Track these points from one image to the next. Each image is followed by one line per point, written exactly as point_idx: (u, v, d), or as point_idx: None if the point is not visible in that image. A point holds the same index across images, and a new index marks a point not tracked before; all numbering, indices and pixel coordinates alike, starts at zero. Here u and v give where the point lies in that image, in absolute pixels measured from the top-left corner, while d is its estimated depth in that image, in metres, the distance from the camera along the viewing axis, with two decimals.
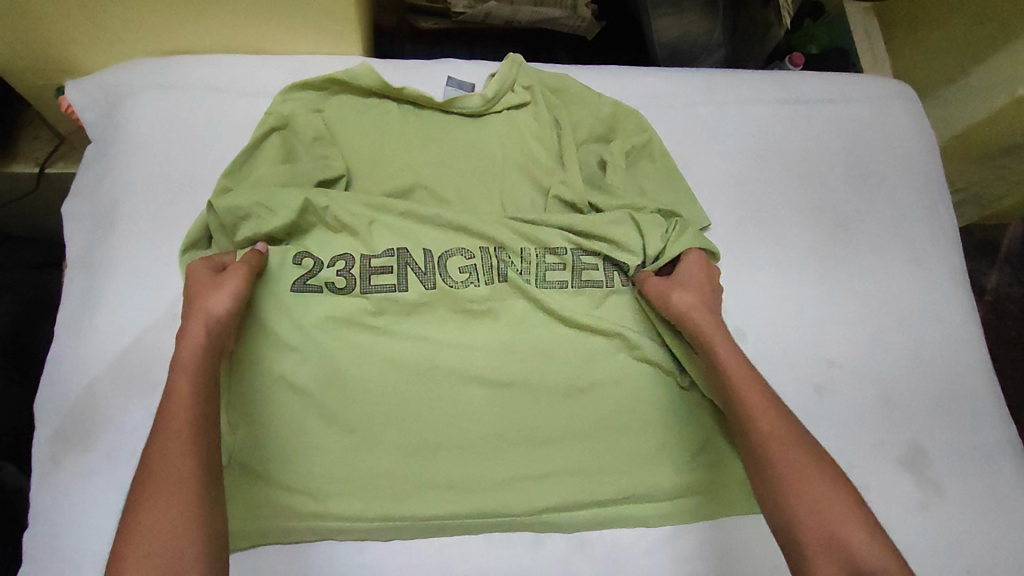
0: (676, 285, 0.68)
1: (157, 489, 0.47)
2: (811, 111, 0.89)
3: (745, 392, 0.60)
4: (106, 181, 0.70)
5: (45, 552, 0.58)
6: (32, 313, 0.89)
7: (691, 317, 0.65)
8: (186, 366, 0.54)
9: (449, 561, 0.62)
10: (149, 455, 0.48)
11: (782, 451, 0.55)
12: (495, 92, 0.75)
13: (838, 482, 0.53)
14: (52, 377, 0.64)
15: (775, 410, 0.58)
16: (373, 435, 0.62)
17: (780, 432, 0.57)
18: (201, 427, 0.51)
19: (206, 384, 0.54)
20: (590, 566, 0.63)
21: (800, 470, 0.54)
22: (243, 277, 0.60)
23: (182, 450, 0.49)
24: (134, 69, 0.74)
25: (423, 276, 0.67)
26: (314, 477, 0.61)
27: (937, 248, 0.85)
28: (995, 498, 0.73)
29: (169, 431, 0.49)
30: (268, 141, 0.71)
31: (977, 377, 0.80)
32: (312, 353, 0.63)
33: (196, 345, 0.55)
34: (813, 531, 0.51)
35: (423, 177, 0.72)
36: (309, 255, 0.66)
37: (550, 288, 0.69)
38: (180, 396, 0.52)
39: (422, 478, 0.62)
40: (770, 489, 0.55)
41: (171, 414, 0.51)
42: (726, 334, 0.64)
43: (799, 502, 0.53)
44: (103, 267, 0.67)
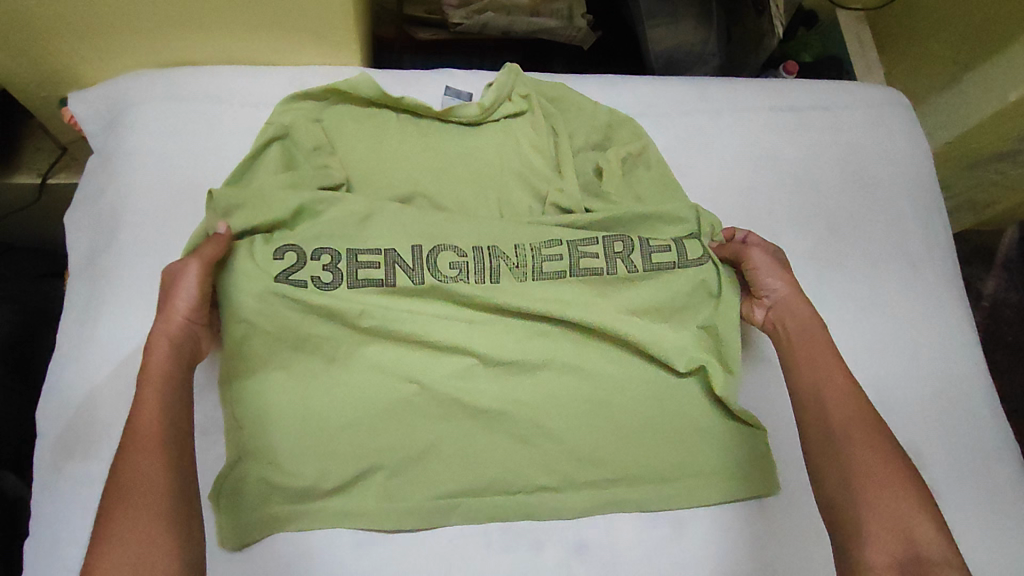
0: (776, 264, 0.73)
1: (121, 497, 0.50)
2: (805, 119, 0.90)
3: (828, 376, 0.64)
4: (108, 191, 0.71)
5: (47, 558, 0.58)
6: (34, 323, 0.91)
7: (789, 300, 0.70)
8: (154, 379, 0.56)
9: (449, 565, 0.62)
10: (118, 466, 0.51)
11: (859, 438, 0.59)
12: (493, 101, 0.77)
13: (912, 475, 0.58)
14: (54, 385, 0.64)
15: (859, 400, 0.62)
16: (372, 435, 0.63)
17: (861, 420, 0.60)
18: (167, 433, 0.54)
19: (174, 395, 0.56)
20: (589, 570, 0.64)
21: (874, 457, 0.58)
22: (194, 272, 0.61)
23: (144, 459, 0.52)
24: (136, 80, 0.75)
25: (412, 273, 0.66)
26: (311, 476, 0.61)
27: (932, 253, 0.86)
28: (991, 500, 0.74)
29: (133, 438, 0.53)
30: (268, 151, 0.72)
31: (972, 379, 0.81)
32: (314, 357, 0.64)
33: (162, 359, 0.58)
34: (880, 514, 0.55)
35: (422, 185, 0.73)
36: (290, 249, 0.64)
37: (548, 280, 0.68)
38: (148, 408, 0.54)
39: (421, 477, 0.63)
40: (840, 468, 0.58)
41: (139, 427, 0.53)
42: (818, 320, 0.69)
43: (865, 485, 0.57)
44: (104, 275, 0.67)
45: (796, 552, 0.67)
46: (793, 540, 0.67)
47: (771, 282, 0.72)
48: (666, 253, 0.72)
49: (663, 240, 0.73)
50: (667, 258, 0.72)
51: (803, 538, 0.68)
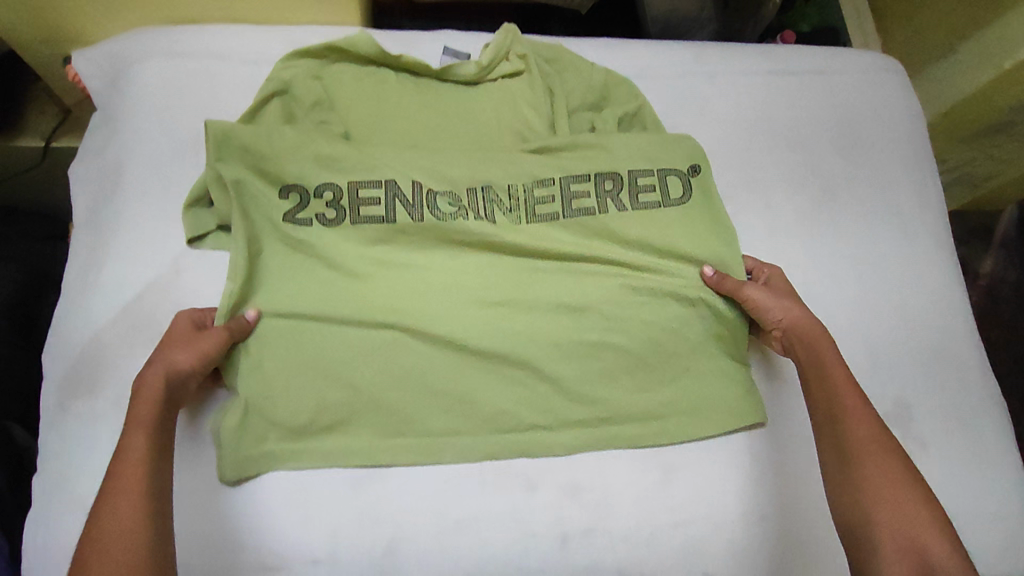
0: (775, 294, 0.70)
1: (96, 544, 0.49)
2: (800, 83, 0.91)
3: (840, 397, 0.64)
4: (112, 144, 0.72)
5: (56, 493, 0.60)
6: (37, 283, 0.92)
7: (795, 327, 0.69)
8: (141, 416, 0.56)
9: (443, 505, 0.64)
10: (99, 506, 0.52)
11: (871, 457, 0.60)
12: (491, 60, 0.78)
13: (929, 497, 0.58)
14: (60, 330, 0.66)
15: (871, 418, 0.62)
16: (369, 374, 0.65)
17: (876, 443, 0.61)
18: (152, 478, 0.54)
19: (161, 436, 0.56)
20: (581, 512, 0.65)
21: (887, 476, 0.59)
22: (219, 342, 0.62)
23: (126, 505, 0.51)
24: (138, 37, 0.76)
25: (411, 207, 0.69)
26: (308, 414, 0.63)
27: (924, 215, 0.87)
28: (978, 456, 0.76)
29: (117, 479, 0.53)
30: (269, 105, 0.73)
31: (961, 337, 0.82)
32: (312, 300, 0.66)
33: (151, 395, 0.57)
34: (892, 539, 0.56)
35: (419, 141, 0.74)
36: (295, 189, 0.69)
37: (542, 221, 0.72)
38: (132, 445, 0.54)
39: (414, 417, 0.65)
40: (853, 490, 0.60)
41: (124, 464, 0.53)
42: (827, 339, 0.67)
43: (877, 505, 0.58)
44: (108, 225, 0.69)
45: (783, 496, 0.69)
46: (779, 484, 0.69)
47: (773, 315, 0.70)
48: (651, 193, 0.75)
49: (650, 177, 0.75)
50: (652, 197, 0.75)
51: (789, 485, 0.69)
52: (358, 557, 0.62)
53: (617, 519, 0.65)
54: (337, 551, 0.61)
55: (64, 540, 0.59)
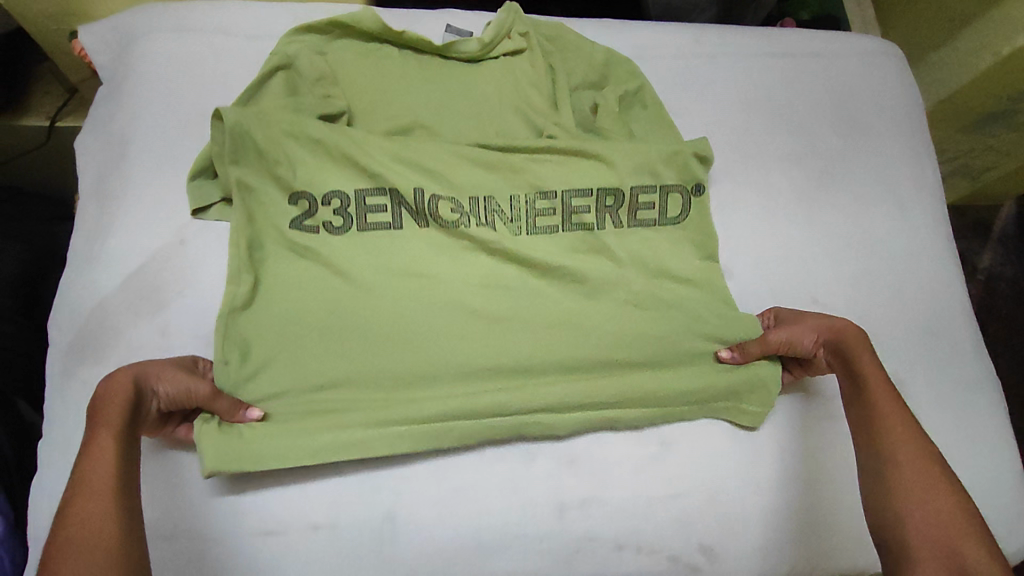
0: (800, 327, 0.69)
1: (63, 553, 0.45)
2: (799, 66, 0.91)
3: (879, 403, 0.62)
4: (118, 116, 0.73)
5: (60, 456, 0.61)
6: (41, 260, 0.92)
7: (836, 346, 0.67)
8: (111, 421, 0.53)
9: (443, 472, 0.64)
10: (62, 512, 0.48)
11: (914, 469, 0.56)
12: (493, 37, 0.78)
13: (970, 508, 0.54)
14: (65, 298, 0.66)
15: (917, 436, 0.59)
16: (366, 359, 0.64)
17: (915, 448, 0.58)
18: (125, 483, 0.50)
19: (129, 449, 0.53)
20: (580, 482, 0.66)
21: (932, 487, 0.55)
22: (194, 395, 0.58)
23: (99, 512, 0.48)
24: (145, 12, 0.77)
25: (416, 214, 0.70)
26: (303, 400, 0.62)
27: (922, 197, 0.88)
28: (973, 436, 0.76)
29: (88, 485, 0.49)
30: (273, 79, 0.73)
31: (958, 319, 0.83)
32: (310, 284, 0.66)
33: (119, 407, 0.53)
34: (926, 539, 0.52)
35: (422, 116, 0.75)
36: (302, 196, 0.68)
37: (541, 232, 0.72)
38: (100, 451, 0.51)
39: (410, 402, 0.63)
40: (886, 492, 0.57)
41: (95, 469, 0.50)
42: (868, 350, 0.66)
43: (910, 505, 0.55)
44: (114, 196, 0.69)
45: (780, 469, 0.69)
46: (775, 456, 0.70)
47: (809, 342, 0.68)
48: (650, 209, 0.75)
49: (651, 194, 0.75)
50: (650, 215, 0.75)
51: (786, 458, 0.70)
52: (359, 524, 0.62)
53: (616, 489, 0.66)
54: (337, 518, 0.62)
55: None
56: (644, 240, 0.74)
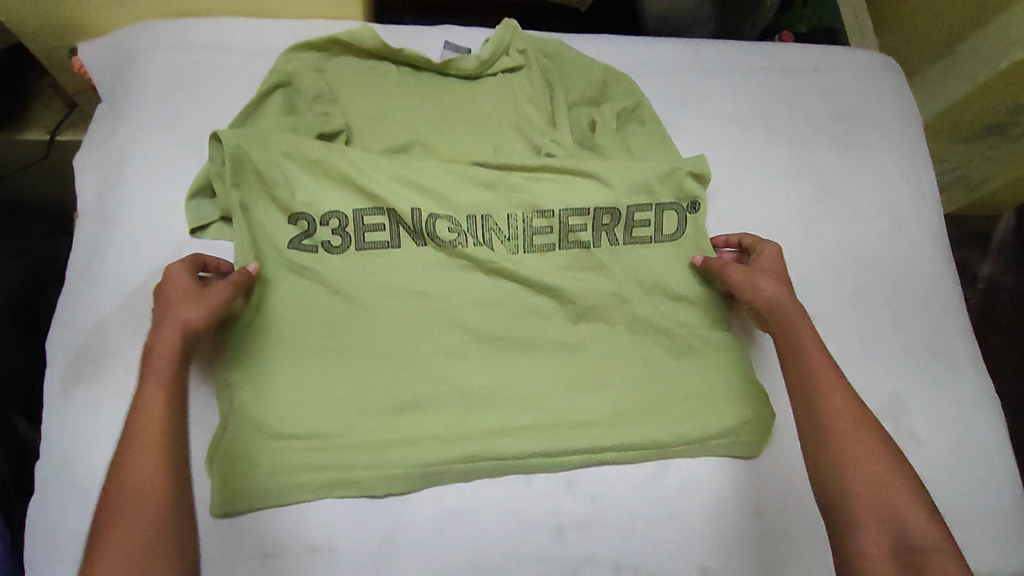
0: (756, 273, 0.70)
1: (125, 507, 0.51)
2: (797, 81, 0.92)
3: (815, 370, 0.64)
4: (117, 134, 0.73)
5: (59, 477, 0.61)
6: (40, 275, 0.92)
7: (778, 305, 0.68)
8: (159, 371, 0.57)
9: (441, 495, 0.65)
10: (115, 468, 0.53)
11: (851, 441, 0.60)
12: (491, 55, 0.79)
13: (902, 466, 0.59)
14: (64, 317, 0.66)
15: (849, 402, 0.62)
16: (369, 395, 0.65)
17: (852, 416, 0.61)
18: (174, 437, 0.55)
19: (178, 400, 0.57)
20: (578, 503, 0.66)
21: (867, 459, 0.59)
22: (228, 297, 0.61)
23: (152, 467, 0.53)
24: (143, 29, 0.77)
25: (414, 233, 0.70)
26: (307, 437, 0.63)
27: (920, 213, 0.88)
28: (972, 453, 0.76)
29: (140, 442, 0.53)
30: (272, 97, 0.73)
31: (956, 335, 0.83)
32: (312, 318, 0.66)
33: (168, 354, 0.57)
34: (868, 505, 0.57)
35: (420, 133, 0.75)
36: (303, 216, 0.68)
37: (537, 251, 0.73)
38: (147, 407, 0.55)
39: (413, 441, 0.64)
40: (828, 459, 0.60)
41: (145, 425, 0.54)
42: (805, 320, 0.67)
43: (854, 474, 0.58)
44: (112, 215, 0.70)
45: (777, 494, 0.70)
46: (772, 481, 0.70)
47: (759, 288, 0.69)
48: (645, 227, 0.75)
49: (647, 212, 0.75)
50: (645, 232, 0.75)
51: (783, 483, 0.70)
52: (356, 546, 0.62)
53: (613, 510, 0.66)
54: (335, 541, 0.62)
55: (66, 524, 0.60)
56: (641, 259, 0.74)
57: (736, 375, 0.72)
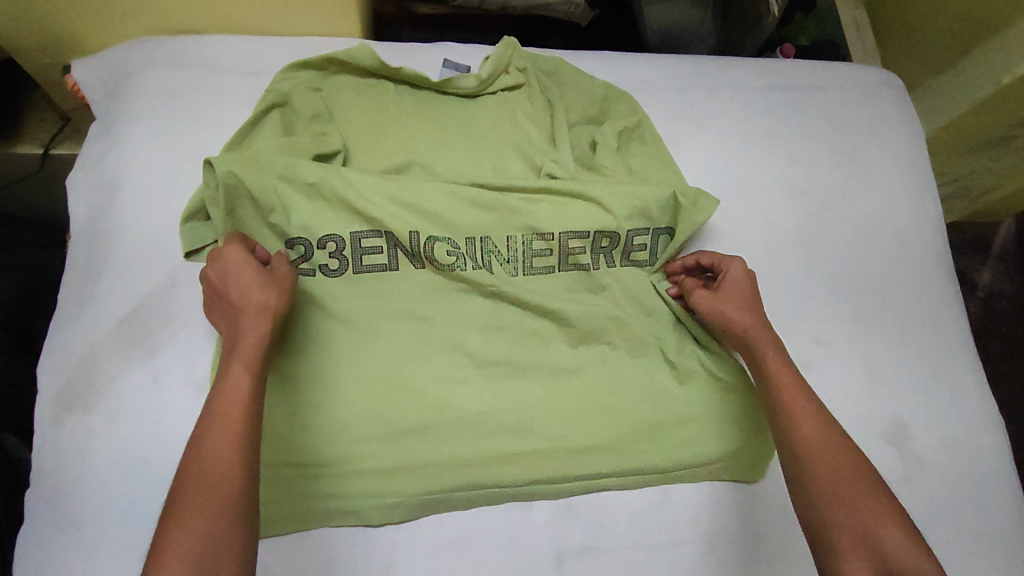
0: (723, 298, 0.68)
1: (197, 491, 0.47)
2: (799, 97, 0.91)
3: (786, 395, 0.61)
4: (110, 154, 0.72)
5: (51, 507, 0.60)
6: (34, 291, 0.91)
7: (745, 330, 0.66)
8: (245, 353, 0.54)
9: (439, 522, 0.64)
10: (195, 444, 0.49)
11: (828, 464, 0.56)
12: (490, 73, 0.78)
13: (881, 489, 0.55)
14: (56, 342, 0.65)
15: (826, 424, 0.59)
16: (364, 421, 0.63)
17: (827, 440, 0.57)
18: (255, 419, 0.51)
19: (260, 383, 0.53)
20: (578, 530, 0.65)
21: (844, 480, 0.55)
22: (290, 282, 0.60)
23: (229, 452, 0.48)
24: (138, 47, 0.76)
25: (412, 255, 0.69)
26: (301, 466, 0.62)
27: (923, 231, 0.87)
28: (976, 476, 0.75)
29: (220, 421, 0.50)
30: (268, 116, 0.73)
31: (960, 355, 0.82)
32: (309, 343, 0.65)
33: (258, 337, 0.55)
34: (846, 531, 0.53)
35: (418, 153, 0.74)
36: (299, 241, 0.67)
37: (536, 274, 0.72)
38: (234, 386, 0.51)
39: (410, 468, 0.63)
40: (802, 485, 0.56)
41: (224, 405, 0.50)
42: (775, 343, 0.65)
43: (831, 498, 0.54)
44: (106, 237, 0.69)
45: (779, 519, 0.69)
46: (773, 506, 0.69)
47: (729, 314, 0.67)
48: (644, 251, 0.74)
49: (645, 236, 0.74)
50: (643, 256, 0.74)
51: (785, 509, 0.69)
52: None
53: (614, 538, 0.65)
54: (331, 571, 0.61)
55: (57, 556, 0.59)
56: (642, 281, 0.73)
57: (740, 400, 0.71)
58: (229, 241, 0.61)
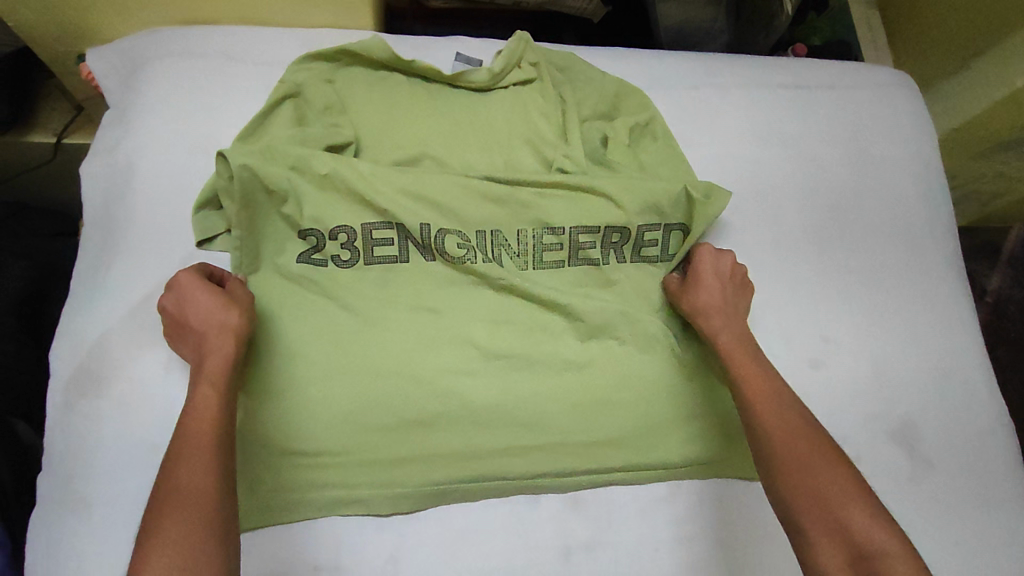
0: (687, 286, 0.70)
1: (169, 500, 0.48)
2: (811, 97, 0.91)
3: (749, 387, 0.62)
4: (124, 143, 0.72)
5: (61, 491, 0.60)
6: (46, 279, 0.92)
7: (703, 314, 0.68)
8: (210, 374, 0.56)
9: (446, 514, 0.64)
10: (169, 462, 0.51)
11: (786, 448, 0.57)
12: (503, 67, 0.77)
13: (846, 470, 0.55)
14: (67, 328, 0.66)
15: (785, 406, 0.60)
16: (369, 410, 0.63)
17: (787, 427, 0.58)
18: (224, 432, 0.53)
19: (228, 400, 0.56)
20: (584, 525, 0.65)
21: (802, 460, 0.56)
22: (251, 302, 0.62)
23: (200, 463, 0.50)
24: (153, 37, 0.76)
25: (423, 248, 0.69)
26: (309, 455, 0.62)
27: (934, 233, 0.87)
28: (984, 478, 0.75)
29: (189, 438, 0.52)
30: (281, 108, 0.73)
31: (969, 357, 0.81)
32: (318, 333, 0.65)
33: (223, 357, 0.57)
34: (813, 518, 0.53)
35: (430, 146, 0.74)
36: (311, 231, 0.68)
37: (546, 268, 0.72)
38: (202, 404, 0.54)
39: (415, 459, 0.64)
40: (769, 476, 0.57)
41: (193, 423, 0.53)
42: (734, 329, 0.67)
43: (797, 487, 0.55)
44: (119, 224, 0.69)
45: None
46: None
47: (690, 299, 0.69)
48: (654, 246, 0.74)
49: (656, 231, 0.74)
50: (653, 251, 0.74)
51: None
52: (362, 567, 0.61)
53: (620, 533, 0.65)
54: (337, 560, 0.61)
55: (66, 541, 0.59)
56: (652, 277, 0.73)
57: None
58: (184, 272, 0.62)
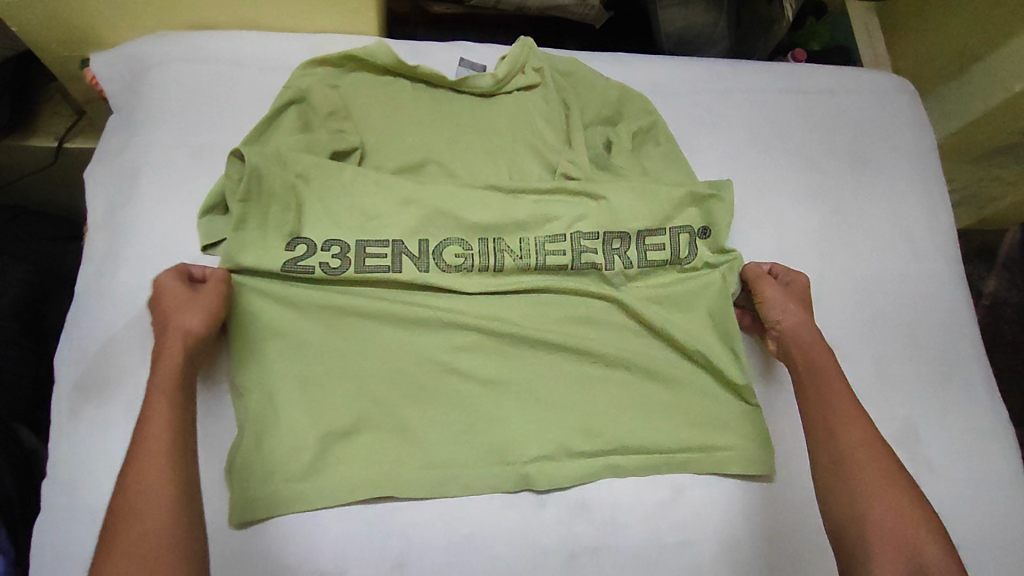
0: (785, 296, 0.72)
1: (129, 520, 0.50)
2: (811, 102, 0.91)
3: (836, 402, 0.65)
4: (128, 148, 0.72)
5: (64, 497, 0.60)
6: (47, 284, 0.91)
7: (797, 329, 0.70)
8: (163, 384, 0.56)
9: (449, 520, 0.63)
10: (127, 478, 0.52)
11: (872, 467, 0.61)
12: (506, 73, 0.78)
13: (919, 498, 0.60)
14: (72, 333, 0.66)
15: (870, 429, 0.64)
16: (370, 405, 0.64)
17: (871, 447, 0.62)
18: (181, 445, 0.54)
19: (183, 409, 0.56)
20: (589, 529, 0.65)
21: (881, 480, 0.60)
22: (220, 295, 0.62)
23: (156, 480, 0.52)
24: (157, 43, 0.77)
25: (416, 260, 0.68)
26: (309, 448, 0.61)
27: (933, 236, 0.88)
28: (985, 480, 0.76)
29: (147, 453, 0.53)
30: (286, 114, 0.72)
31: (969, 360, 0.82)
32: (317, 337, 0.65)
33: (178, 363, 0.58)
34: (884, 532, 0.57)
35: (433, 152, 0.74)
36: (302, 240, 0.67)
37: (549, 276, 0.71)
38: (157, 416, 0.55)
39: (412, 462, 0.63)
40: (847, 486, 0.61)
41: (149, 436, 0.54)
42: (828, 354, 0.69)
43: (870, 501, 0.59)
44: (123, 230, 0.69)
45: (790, 522, 0.68)
46: (786, 508, 0.69)
47: (788, 309, 0.71)
48: (660, 250, 0.73)
49: (660, 235, 0.73)
50: (661, 256, 0.73)
51: (796, 512, 0.69)
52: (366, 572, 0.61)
53: (625, 537, 0.65)
54: (344, 565, 0.60)
55: (70, 547, 0.59)
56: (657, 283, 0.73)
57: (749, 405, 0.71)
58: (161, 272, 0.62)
